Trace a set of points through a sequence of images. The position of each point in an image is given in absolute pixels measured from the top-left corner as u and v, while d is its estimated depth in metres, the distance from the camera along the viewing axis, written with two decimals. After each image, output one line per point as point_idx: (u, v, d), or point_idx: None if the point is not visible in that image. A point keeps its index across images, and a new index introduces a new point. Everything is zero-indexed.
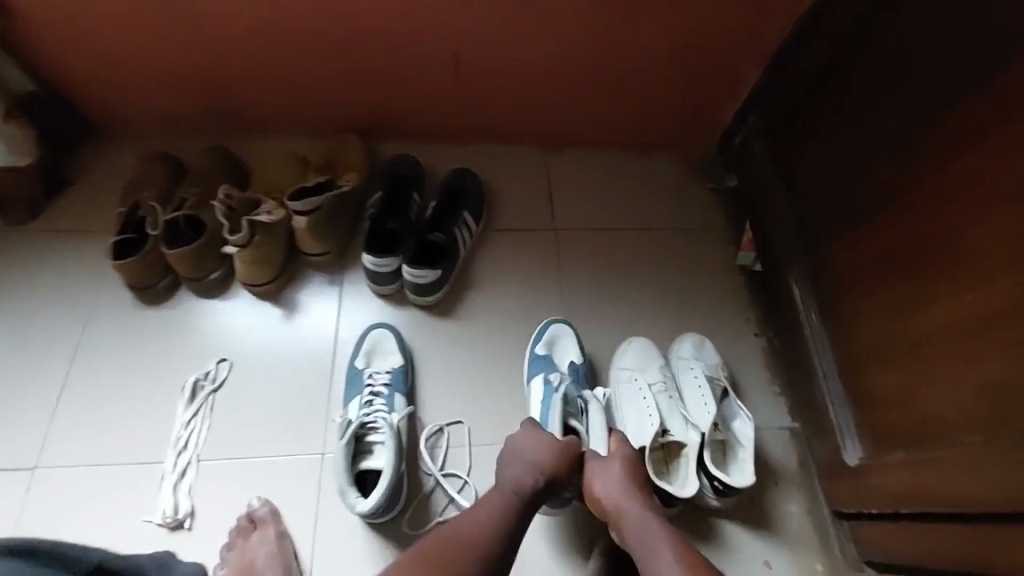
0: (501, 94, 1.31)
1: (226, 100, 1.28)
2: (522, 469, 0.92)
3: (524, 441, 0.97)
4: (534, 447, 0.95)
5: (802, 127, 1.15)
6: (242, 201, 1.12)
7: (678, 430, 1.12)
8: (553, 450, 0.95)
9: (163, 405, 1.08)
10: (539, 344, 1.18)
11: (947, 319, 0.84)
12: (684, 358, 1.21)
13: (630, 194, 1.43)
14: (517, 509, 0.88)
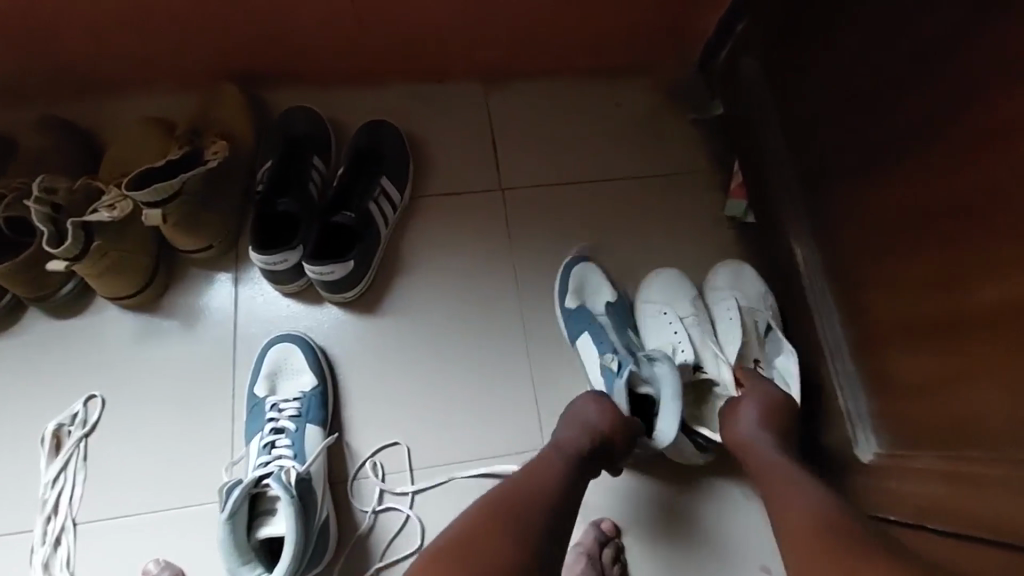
0: (412, 15, 0.99)
1: (43, 52, 0.96)
2: (585, 430, 0.80)
3: (586, 400, 0.85)
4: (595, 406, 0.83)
5: (805, 35, 0.87)
6: (72, 194, 0.85)
7: (709, 366, 0.97)
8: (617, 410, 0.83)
9: (25, 460, 0.87)
10: (568, 297, 1.01)
11: (1008, 299, 0.62)
12: (720, 293, 1.04)
13: (593, 134, 1.15)
14: (569, 476, 0.75)
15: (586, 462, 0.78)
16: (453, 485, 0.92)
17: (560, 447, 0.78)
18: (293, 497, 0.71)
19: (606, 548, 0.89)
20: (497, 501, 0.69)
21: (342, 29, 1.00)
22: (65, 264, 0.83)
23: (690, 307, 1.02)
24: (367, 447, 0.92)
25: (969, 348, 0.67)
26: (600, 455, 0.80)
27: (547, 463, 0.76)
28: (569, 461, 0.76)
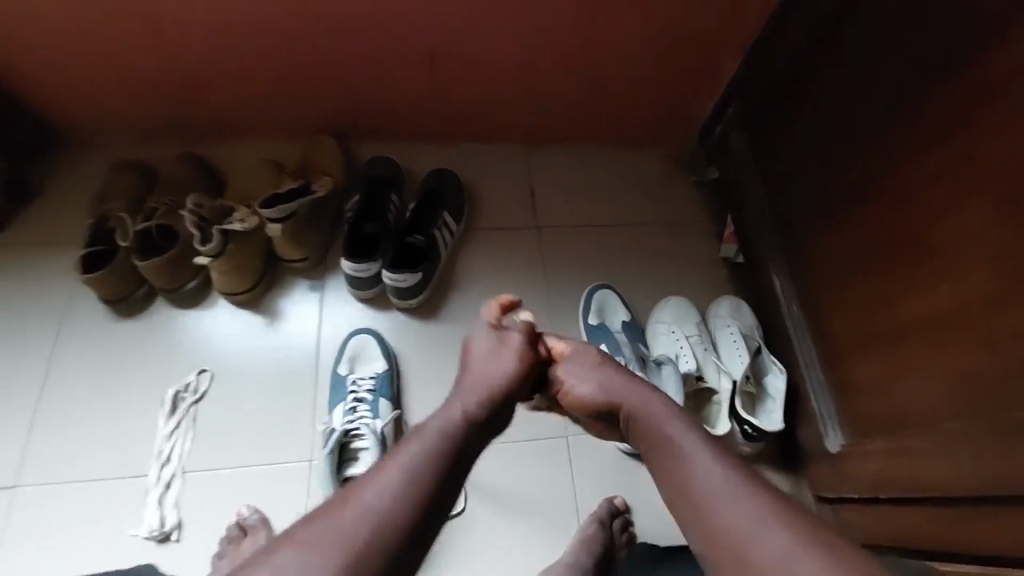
0: (477, 91, 1.29)
1: (194, 105, 1.25)
2: (478, 380, 0.77)
3: (475, 342, 0.82)
4: (487, 349, 0.81)
5: (779, 117, 1.15)
6: (213, 210, 1.11)
7: (710, 377, 1.18)
8: (508, 354, 0.80)
9: (145, 418, 1.07)
10: (591, 315, 1.22)
11: (922, 310, 0.84)
12: (721, 317, 1.26)
13: (612, 188, 1.42)
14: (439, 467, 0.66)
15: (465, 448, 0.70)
16: (496, 460, 1.11)
17: (430, 423, 0.70)
18: (380, 439, 0.99)
19: (614, 517, 1.04)
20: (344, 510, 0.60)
21: (423, 100, 1.30)
22: (205, 260, 1.07)
23: (696, 328, 1.23)
24: (422, 426, 1.11)
25: (902, 349, 0.88)
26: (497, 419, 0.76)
27: (411, 450, 0.66)
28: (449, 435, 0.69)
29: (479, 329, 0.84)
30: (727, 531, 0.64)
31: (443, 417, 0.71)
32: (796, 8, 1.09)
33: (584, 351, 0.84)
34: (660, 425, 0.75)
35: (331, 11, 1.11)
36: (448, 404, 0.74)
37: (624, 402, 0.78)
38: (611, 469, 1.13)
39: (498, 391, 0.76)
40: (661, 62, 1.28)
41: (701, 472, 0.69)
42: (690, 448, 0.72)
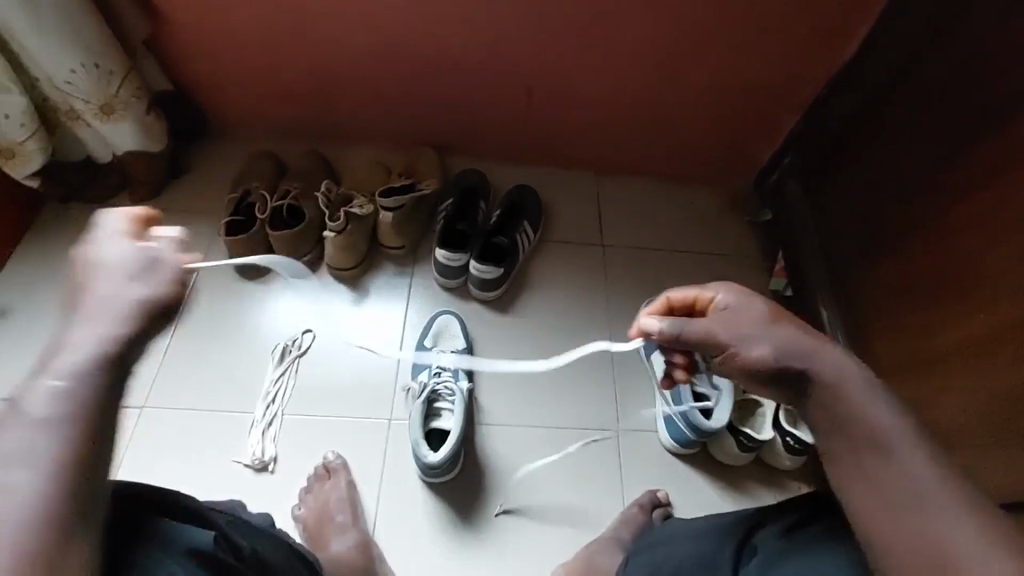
0: (564, 122, 1.48)
1: (326, 111, 1.48)
2: (109, 292, 0.55)
3: (99, 242, 0.58)
4: (113, 248, 0.57)
5: (834, 166, 1.29)
6: (339, 197, 1.35)
7: None
8: (143, 262, 0.57)
9: (257, 365, 1.25)
10: None
11: (957, 337, 0.96)
12: None
13: (673, 219, 1.57)
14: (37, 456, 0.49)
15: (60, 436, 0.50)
16: (550, 442, 1.22)
17: (41, 389, 0.51)
18: (463, 401, 1.13)
19: (656, 508, 1.12)
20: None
21: (516, 125, 1.50)
22: (329, 234, 1.28)
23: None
24: (490, 402, 1.24)
25: (947, 372, 0.98)
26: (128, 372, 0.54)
27: (42, 386, 0.51)
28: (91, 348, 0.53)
29: (105, 235, 0.58)
30: (900, 505, 0.56)
31: (82, 330, 0.53)
32: (857, 74, 1.25)
33: (742, 301, 0.71)
34: (845, 383, 0.62)
35: (453, 43, 1.32)
36: (81, 315, 0.54)
37: (808, 362, 0.64)
38: (656, 465, 1.23)
39: (145, 304, 0.56)
40: (730, 112, 1.44)
41: (878, 430, 0.59)
42: (875, 409, 0.60)
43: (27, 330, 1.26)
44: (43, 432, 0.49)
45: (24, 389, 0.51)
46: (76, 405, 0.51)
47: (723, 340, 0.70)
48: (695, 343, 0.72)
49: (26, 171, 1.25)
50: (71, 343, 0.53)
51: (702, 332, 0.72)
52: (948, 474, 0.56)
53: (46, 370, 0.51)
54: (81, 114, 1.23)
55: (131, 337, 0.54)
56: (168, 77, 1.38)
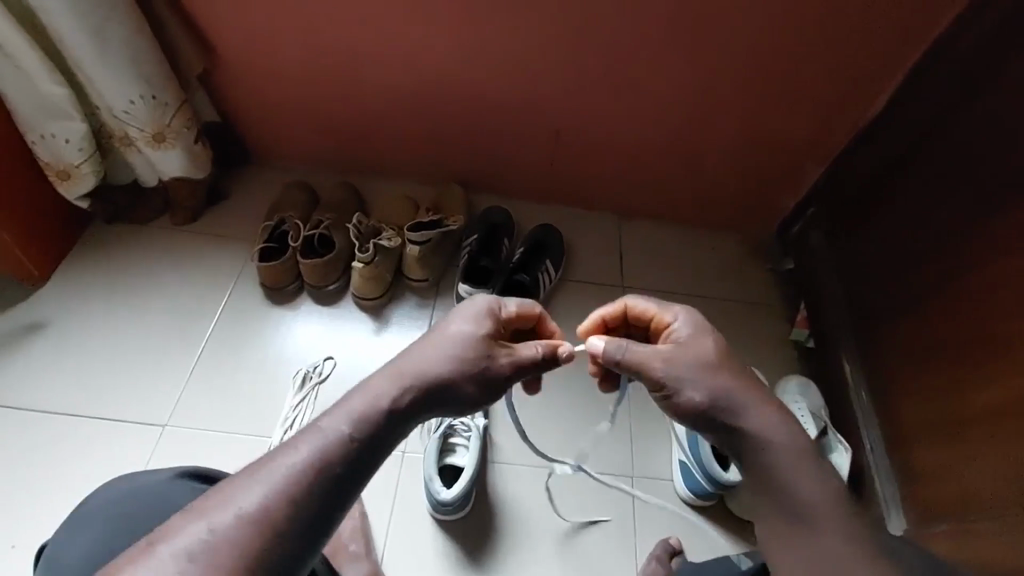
0: (590, 165, 1.52)
1: (361, 146, 1.54)
2: (438, 355, 0.68)
3: (458, 319, 0.72)
4: (466, 324, 0.72)
5: (857, 221, 1.29)
6: (369, 228, 1.39)
7: None
8: (482, 342, 0.71)
9: (278, 390, 1.28)
10: None
11: (983, 401, 0.94)
12: (790, 393, 1.33)
13: (694, 264, 1.58)
14: (358, 445, 0.59)
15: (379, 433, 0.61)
16: (563, 485, 1.20)
17: (377, 388, 0.63)
18: (479, 438, 1.14)
19: (672, 558, 1.09)
20: (251, 484, 0.55)
21: (543, 167, 1.54)
22: (357, 264, 1.33)
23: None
24: (504, 440, 1.24)
25: (967, 438, 0.97)
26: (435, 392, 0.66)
27: (335, 421, 0.60)
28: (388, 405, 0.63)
29: (473, 311, 0.73)
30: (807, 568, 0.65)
31: (388, 382, 0.64)
32: (882, 133, 1.27)
33: (692, 336, 0.76)
34: (779, 454, 0.69)
35: (487, 87, 1.38)
36: (395, 367, 0.66)
37: (742, 424, 0.70)
38: (670, 516, 1.20)
39: (458, 377, 0.68)
40: (754, 162, 1.47)
41: (801, 501, 0.67)
42: (800, 482, 0.68)
43: (64, 342, 1.31)
44: (324, 467, 0.57)
45: (324, 419, 0.60)
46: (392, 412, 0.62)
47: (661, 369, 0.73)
48: (635, 365, 0.74)
49: (78, 192, 1.32)
50: (376, 389, 0.63)
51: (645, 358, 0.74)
52: (859, 551, 0.64)
53: (343, 408, 0.61)
54: (134, 140, 1.30)
55: (452, 375, 0.68)
56: (216, 109, 1.47)
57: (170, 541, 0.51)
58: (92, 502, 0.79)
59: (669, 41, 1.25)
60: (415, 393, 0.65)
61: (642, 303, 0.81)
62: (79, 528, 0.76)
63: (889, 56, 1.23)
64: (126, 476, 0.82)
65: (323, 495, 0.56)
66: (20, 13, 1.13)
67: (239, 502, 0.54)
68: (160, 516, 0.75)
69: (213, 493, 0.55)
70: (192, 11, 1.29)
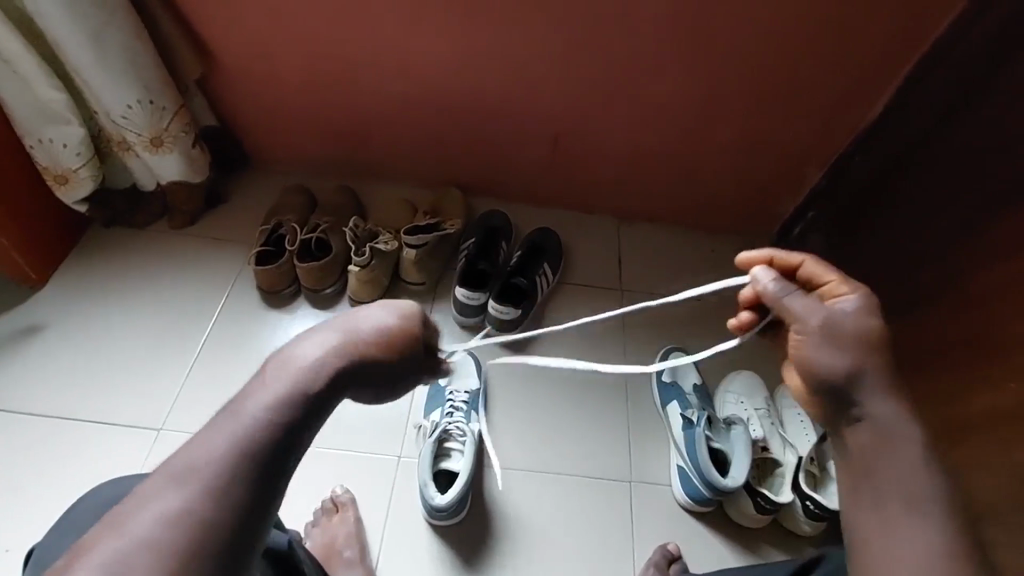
0: (589, 168, 1.51)
1: (359, 150, 1.54)
2: (354, 339, 0.58)
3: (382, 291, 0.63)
4: (383, 309, 0.60)
5: (859, 225, 1.28)
6: (366, 232, 1.39)
7: (775, 449, 1.21)
8: (408, 312, 0.61)
9: None
10: (664, 373, 1.32)
11: (986, 407, 0.93)
12: (789, 398, 1.31)
13: (694, 267, 1.57)
14: (279, 432, 0.53)
15: (301, 417, 0.54)
16: (560, 490, 1.19)
17: (293, 367, 0.56)
18: (474, 443, 1.14)
19: (670, 564, 1.07)
20: (165, 485, 0.49)
21: (541, 170, 1.54)
22: (353, 268, 1.32)
23: (764, 402, 1.29)
24: (500, 445, 1.23)
25: (970, 445, 0.95)
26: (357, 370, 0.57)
27: (250, 403, 0.53)
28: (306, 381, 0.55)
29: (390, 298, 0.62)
30: (897, 564, 0.55)
31: (301, 360, 0.56)
32: (884, 136, 1.26)
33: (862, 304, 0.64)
34: (890, 433, 0.59)
35: (485, 91, 1.38)
36: (313, 340, 0.57)
37: (861, 398, 0.60)
38: (669, 522, 1.18)
39: (384, 351, 0.59)
40: (754, 165, 1.46)
41: (903, 488, 0.57)
42: (910, 470, 0.58)
43: (60, 346, 1.31)
44: (242, 454, 0.51)
45: (237, 405, 0.54)
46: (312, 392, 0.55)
47: (811, 325, 0.64)
48: (785, 316, 0.67)
49: (76, 196, 1.33)
50: (291, 369, 0.55)
51: (796, 313, 0.67)
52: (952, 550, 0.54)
53: (256, 390, 0.54)
54: (131, 144, 1.30)
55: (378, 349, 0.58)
56: (215, 113, 1.47)
57: (85, 554, 0.47)
58: (83, 506, 0.77)
59: (666, 44, 1.25)
60: (334, 370, 0.56)
61: (819, 265, 0.71)
62: (68, 533, 0.73)
63: (890, 59, 1.22)
64: (120, 478, 0.81)
65: (246, 486, 0.51)
66: (19, 19, 1.14)
67: (152, 502, 0.49)
68: None
69: (131, 498, 0.51)
70: (191, 17, 1.29)
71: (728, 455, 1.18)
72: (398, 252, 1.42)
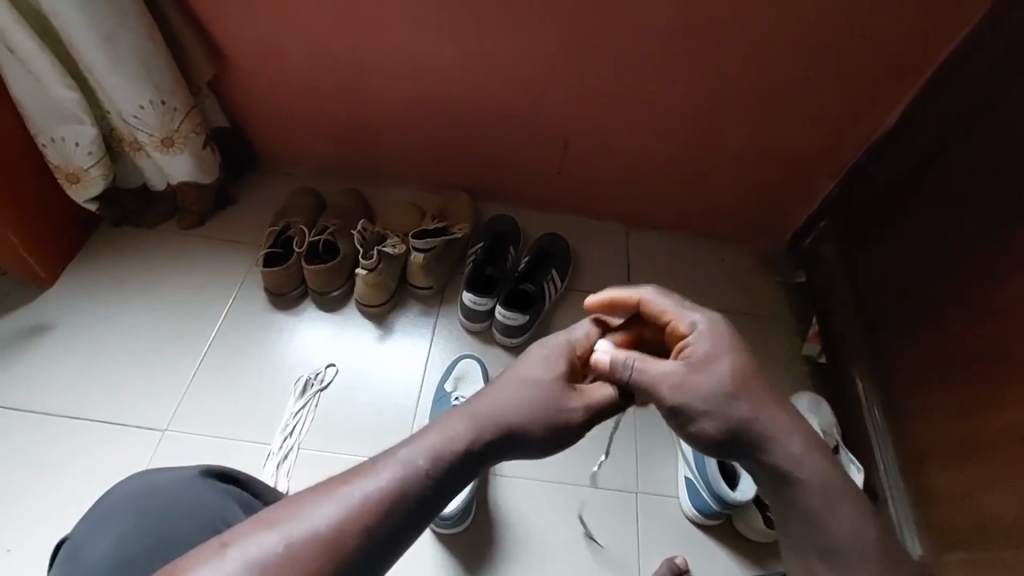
0: (599, 174, 1.50)
1: (369, 153, 1.54)
2: (517, 399, 0.65)
3: (544, 365, 0.69)
4: (547, 369, 0.68)
5: (873, 235, 1.26)
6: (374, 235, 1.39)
7: None
8: (561, 393, 0.67)
9: (279, 397, 1.27)
10: None
11: (1001, 425, 0.91)
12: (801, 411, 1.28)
13: (703, 276, 1.55)
14: (427, 488, 0.57)
15: (448, 477, 0.59)
16: (566, 501, 1.18)
17: (456, 426, 0.61)
18: None
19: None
20: (325, 501, 0.55)
21: (550, 176, 1.53)
22: (361, 271, 1.32)
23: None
24: None
25: (990, 463, 0.92)
26: (506, 439, 0.63)
27: (414, 453, 0.59)
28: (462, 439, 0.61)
29: (549, 353, 0.71)
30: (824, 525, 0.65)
31: (466, 416, 0.62)
32: (899, 145, 1.24)
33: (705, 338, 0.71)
34: (817, 489, 0.65)
35: (495, 96, 1.38)
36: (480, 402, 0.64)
37: (771, 456, 0.66)
38: (676, 534, 1.17)
39: (532, 424, 0.64)
40: (766, 173, 1.44)
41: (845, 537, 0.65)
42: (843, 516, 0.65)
43: (67, 345, 1.31)
44: (393, 498, 0.56)
45: (406, 447, 0.59)
46: (466, 456, 0.60)
47: (670, 392, 0.68)
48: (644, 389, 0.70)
49: (87, 195, 1.33)
50: (455, 426, 0.61)
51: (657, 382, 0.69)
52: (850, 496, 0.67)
53: (422, 438, 0.60)
54: (142, 144, 1.31)
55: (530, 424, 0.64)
56: (225, 115, 1.48)
57: (244, 540, 0.52)
58: (113, 498, 0.76)
59: (678, 50, 1.24)
60: (490, 430, 0.62)
61: (663, 299, 0.76)
62: (100, 526, 0.73)
63: (906, 68, 1.21)
64: (146, 471, 0.80)
65: (385, 529, 0.55)
66: (34, 19, 1.14)
67: (310, 520, 0.53)
68: (184, 514, 0.73)
69: (289, 502, 0.55)
70: (205, 19, 1.30)
71: (737, 468, 1.16)
72: (405, 256, 1.42)
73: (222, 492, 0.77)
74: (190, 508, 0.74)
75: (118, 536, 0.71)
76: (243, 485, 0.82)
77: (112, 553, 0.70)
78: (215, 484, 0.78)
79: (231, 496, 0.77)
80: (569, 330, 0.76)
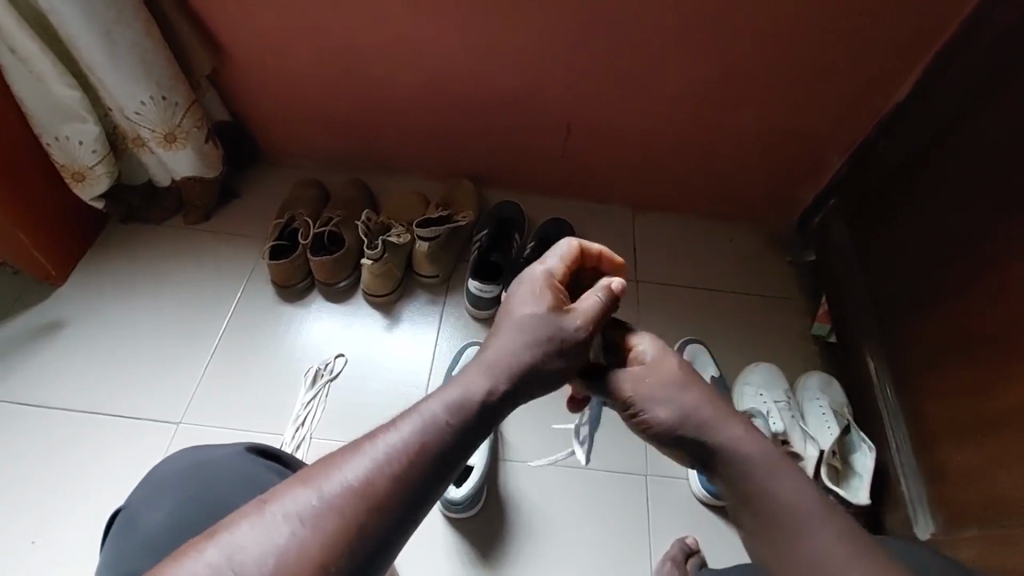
0: (603, 158, 1.49)
1: (370, 143, 1.54)
2: (518, 339, 0.67)
3: (522, 301, 0.71)
4: (532, 302, 0.70)
5: (881, 213, 1.24)
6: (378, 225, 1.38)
7: (797, 442, 1.23)
8: (552, 318, 0.69)
9: (292, 389, 1.29)
10: None
11: (1015, 402, 0.89)
12: (810, 390, 1.33)
13: (710, 257, 1.54)
14: (452, 436, 0.59)
15: (470, 424, 0.60)
16: (573, 484, 1.19)
17: (470, 378, 0.64)
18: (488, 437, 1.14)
19: (688, 559, 1.05)
20: (354, 456, 0.55)
21: (553, 160, 1.51)
22: (367, 261, 1.32)
23: (784, 393, 1.31)
24: (513, 437, 1.22)
25: (1005, 441, 0.91)
26: (521, 379, 0.65)
27: (432, 405, 0.60)
28: (442, 424, 0.59)
29: (525, 283, 0.74)
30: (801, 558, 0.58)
31: (479, 370, 0.65)
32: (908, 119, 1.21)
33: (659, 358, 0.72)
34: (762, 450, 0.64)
35: (494, 80, 1.35)
36: (491, 354, 0.66)
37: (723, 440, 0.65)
38: (687, 516, 1.17)
39: (537, 356, 0.67)
40: (772, 150, 1.41)
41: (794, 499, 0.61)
42: (793, 490, 0.61)
43: (81, 342, 1.33)
44: (382, 488, 0.53)
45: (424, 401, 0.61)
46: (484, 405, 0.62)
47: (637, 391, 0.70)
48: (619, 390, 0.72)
49: (94, 194, 1.34)
50: (471, 380, 0.63)
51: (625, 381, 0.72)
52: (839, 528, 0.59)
53: (440, 392, 0.62)
54: (145, 141, 1.31)
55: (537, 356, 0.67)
56: (225, 108, 1.47)
57: (281, 498, 0.52)
58: (167, 468, 0.80)
59: (679, 28, 1.21)
60: (502, 373, 0.65)
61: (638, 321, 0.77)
62: (153, 494, 0.77)
63: (917, 39, 1.17)
64: (200, 445, 0.83)
65: (419, 479, 0.55)
66: (32, 17, 1.14)
67: (339, 471, 0.54)
68: (231, 489, 0.75)
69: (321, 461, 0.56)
70: (200, 13, 1.29)
71: None
72: (411, 245, 1.42)
73: (263, 469, 0.79)
74: (236, 482, 0.76)
75: (171, 508, 0.74)
76: (288, 466, 0.83)
77: (166, 523, 0.73)
78: (256, 461, 0.80)
79: (276, 474, 0.79)
80: (546, 259, 0.77)
